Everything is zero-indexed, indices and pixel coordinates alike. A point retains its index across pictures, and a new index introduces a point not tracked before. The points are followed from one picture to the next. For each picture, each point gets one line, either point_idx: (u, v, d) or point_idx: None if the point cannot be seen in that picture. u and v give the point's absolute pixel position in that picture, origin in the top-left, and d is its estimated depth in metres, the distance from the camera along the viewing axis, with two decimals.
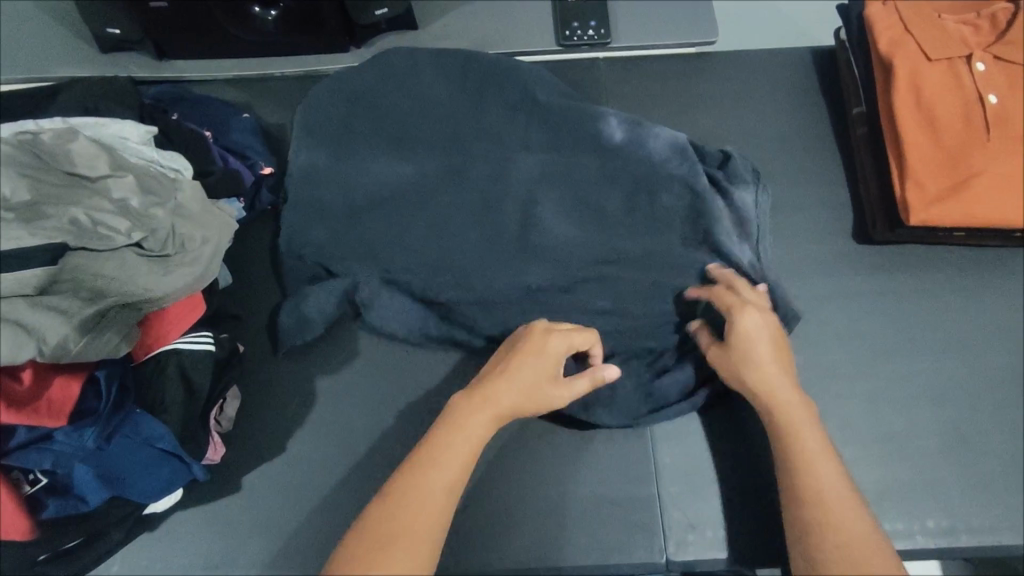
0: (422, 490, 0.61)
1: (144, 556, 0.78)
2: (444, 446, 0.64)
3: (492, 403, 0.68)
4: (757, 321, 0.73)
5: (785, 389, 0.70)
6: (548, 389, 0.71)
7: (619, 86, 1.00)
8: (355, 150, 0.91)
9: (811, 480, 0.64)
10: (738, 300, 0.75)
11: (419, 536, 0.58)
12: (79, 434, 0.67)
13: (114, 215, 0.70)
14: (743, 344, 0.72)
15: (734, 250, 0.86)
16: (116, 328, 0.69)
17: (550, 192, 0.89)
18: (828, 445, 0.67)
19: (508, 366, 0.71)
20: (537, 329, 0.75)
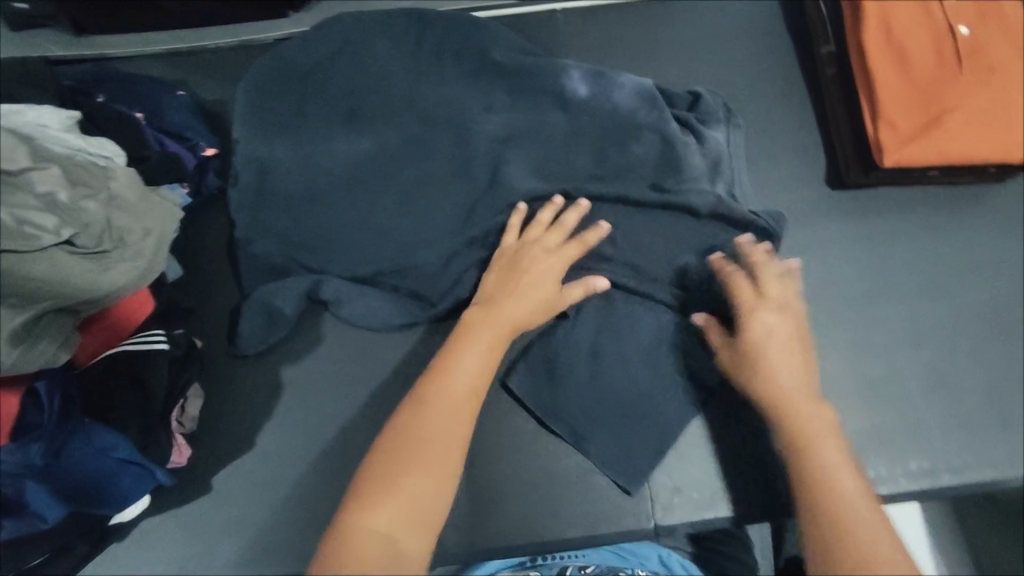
0: (447, 401, 0.64)
1: (116, 567, 0.74)
2: (456, 357, 0.67)
3: (497, 318, 0.70)
4: (765, 326, 0.69)
5: (802, 395, 0.66)
6: (547, 298, 0.73)
7: (578, 37, 0.95)
8: (303, 122, 0.86)
9: (831, 495, 0.59)
10: (752, 300, 0.71)
11: (444, 443, 0.61)
12: (23, 451, 0.61)
13: (41, 212, 0.64)
14: (756, 347, 0.68)
15: (705, 186, 0.82)
16: (51, 336, 0.64)
17: (515, 153, 0.84)
18: (845, 456, 0.63)
19: (513, 282, 0.73)
20: (534, 246, 0.76)
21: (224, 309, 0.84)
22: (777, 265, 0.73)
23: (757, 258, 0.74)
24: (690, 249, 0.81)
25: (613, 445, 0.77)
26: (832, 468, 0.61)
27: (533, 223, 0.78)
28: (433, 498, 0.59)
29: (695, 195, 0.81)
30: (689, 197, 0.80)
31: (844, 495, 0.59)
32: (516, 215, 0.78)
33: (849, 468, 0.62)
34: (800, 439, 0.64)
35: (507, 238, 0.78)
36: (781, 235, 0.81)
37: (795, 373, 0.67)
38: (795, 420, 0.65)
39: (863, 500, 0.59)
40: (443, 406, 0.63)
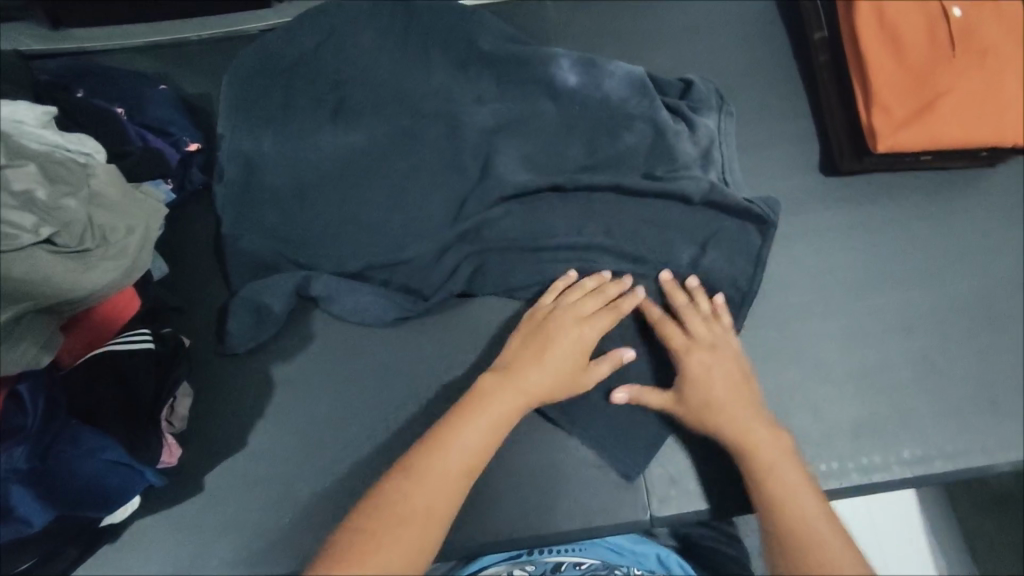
0: (439, 477, 0.60)
1: (108, 569, 0.73)
2: (465, 431, 0.63)
3: (518, 390, 0.67)
4: (705, 361, 0.71)
5: (756, 422, 0.68)
6: (575, 372, 0.70)
7: (568, 26, 0.93)
8: (288, 116, 0.84)
9: (794, 523, 0.60)
10: (683, 341, 0.73)
11: (430, 520, 0.58)
12: (8, 455, 0.61)
13: (19, 210, 0.63)
14: (699, 384, 0.70)
15: (698, 174, 0.81)
16: (31, 336, 0.63)
17: (505, 143, 0.83)
18: (805, 480, 0.64)
19: (541, 354, 0.70)
20: (569, 314, 0.72)
21: (213, 307, 0.82)
22: (706, 298, 0.76)
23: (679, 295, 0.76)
24: (687, 236, 0.80)
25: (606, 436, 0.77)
26: (791, 497, 0.63)
27: (574, 288, 0.75)
28: (407, 559, 0.55)
29: (690, 181, 0.80)
30: (682, 184, 0.80)
31: (811, 517, 0.61)
32: (563, 279, 0.76)
33: (809, 491, 0.63)
34: (760, 465, 0.65)
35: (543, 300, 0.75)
36: (775, 222, 0.81)
37: (740, 402, 0.69)
38: (750, 447, 0.67)
39: (827, 526, 0.60)
40: (437, 480, 0.60)
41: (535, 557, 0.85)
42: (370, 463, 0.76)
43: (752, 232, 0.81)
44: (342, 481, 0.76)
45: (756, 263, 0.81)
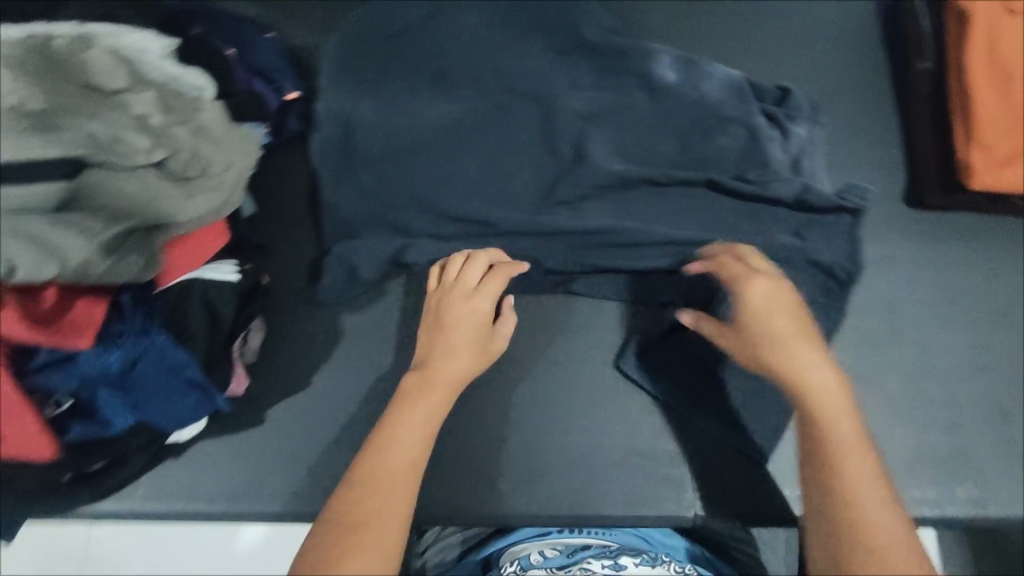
0: (386, 479, 0.63)
1: (169, 482, 0.77)
2: (401, 428, 0.67)
3: (441, 380, 0.71)
4: (766, 290, 0.69)
5: (808, 352, 0.64)
6: (485, 344, 0.75)
7: (669, 25, 0.94)
8: (391, 82, 0.88)
9: (842, 470, 0.59)
10: (745, 272, 0.71)
11: (388, 523, 0.61)
12: (105, 355, 0.65)
13: (135, 132, 0.67)
14: (758, 316, 0.67)
15: (791, 179, 0.84)
16: (141, 250, 0.65)
17: (600, 131, 0.87)
18: (858, 426, 0.61)
19: (455, 344, 0.73)
20: (456, 293, 0.75)
21: (294, 250, 0.85)
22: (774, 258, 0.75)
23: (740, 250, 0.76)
24: (779, 230, 0.85)
25: (662, 425, 0.81)
26: (842, 440, 0.60)
27: (448, 267, 0.78)
28: (384, 553, 0.59)
29: (781, 184, 0.84)
30: (775, 187, 0.84)
31: (853, 466, 0.59)
32: (458, 257, 0.78)
33: (859, 439, 0.60)
34: (814, 404, 0.62)
35: (431, 289, 0.77)
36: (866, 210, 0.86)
37: (806, 338, 0.66)
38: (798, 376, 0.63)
39: (872, 477, 0.58)
40: (382, 483, 0.63)
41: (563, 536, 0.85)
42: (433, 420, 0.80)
43: (846, 219, 0.85)
44: None
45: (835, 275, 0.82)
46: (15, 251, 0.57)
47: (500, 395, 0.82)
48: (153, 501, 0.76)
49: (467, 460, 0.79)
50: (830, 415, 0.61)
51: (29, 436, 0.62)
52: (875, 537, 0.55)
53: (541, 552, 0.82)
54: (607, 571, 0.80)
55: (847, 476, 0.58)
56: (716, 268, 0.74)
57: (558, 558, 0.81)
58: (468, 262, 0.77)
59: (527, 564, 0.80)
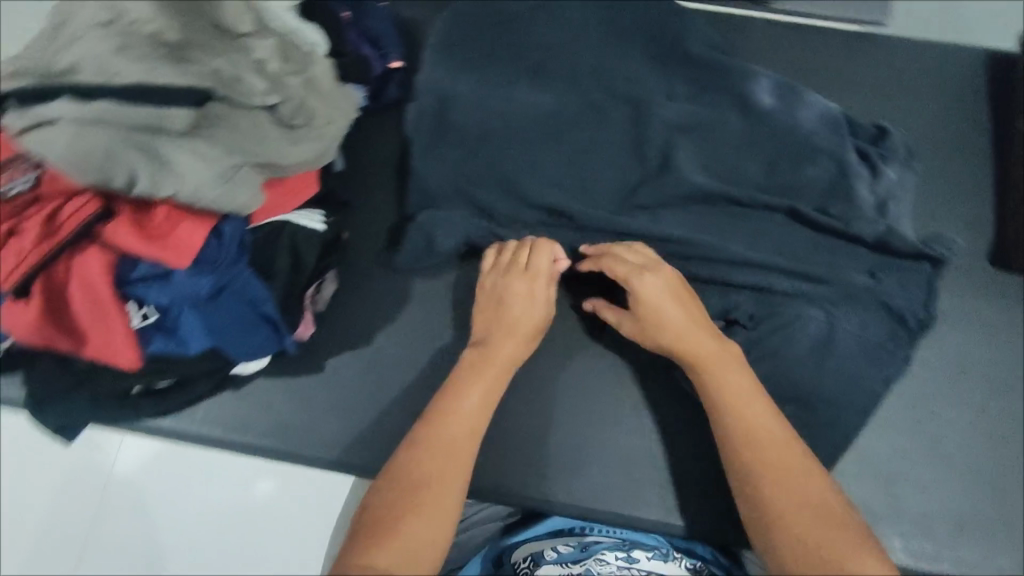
0: (444, 447, 0.67)
1: (227, 411, 0.81)
2: (459, 400, 0.71)
3: (499, 359, 0.74)
4: (655, 287, 0.75)
5: (707, 347, 0.72)
6: (534, 327, 0.77)
7: (772, 50, 0.94)
8: (492, 66, 0.90)
9: (762, 456, 0.65)
10: (633, 268, 0.76)
11: (450, 487, 0.65)
12: (196, 279, 0.68)
13: (254, 75, 0.70)
14: (654, 311, 0.74)
15: (873, 220, 0.84)
16: (248, 181, 0.67)
17: (687, 144, 0.87)
18: (766, 407, 0.68)
19: (517, 327, 0.76)
20: (521, 277, 0.77)
21: (376, 211, 0.88)
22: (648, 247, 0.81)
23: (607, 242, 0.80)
24: (855, 268, 0.84)
25: (707, 442, 0.80)
26: (755, 428, 0.66)
27: (503, 249, 0.81)
28: (442, 515, 0.63)
29: (865, 224, 0.83)
30: (857, 224, 0.83)
31: (767, 448, 0.65)
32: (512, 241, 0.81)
33: (770, 423, 0.67)
34: (720, 397, 0.69)
35: (489, 267, 0.80)
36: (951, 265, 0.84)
37: (696, 327, 0.73)
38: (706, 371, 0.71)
39: (794, 461, 0.64)
40: (441, 447, 0.67)
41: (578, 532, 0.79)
42: None
43: (925, 272, 0.84)
44: None
45: (906, 321, 0.82)
46: (139, 166, 0.62)
47: (553, 383, 0.83)
48: (210, 426, 0.80)
49: (512, 441, 0.81)
50: (731, 390, 0.69)
51: (106, 347, 0.65)
52: (789, 511, 0.61)
53: (554, 549, 0.77)
54: (621, 564, 0.75)
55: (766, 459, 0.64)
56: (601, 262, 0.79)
57: (571, 553, 0.76)
58: (524, 246, 0.80)
59: (540, 561, 0.76)
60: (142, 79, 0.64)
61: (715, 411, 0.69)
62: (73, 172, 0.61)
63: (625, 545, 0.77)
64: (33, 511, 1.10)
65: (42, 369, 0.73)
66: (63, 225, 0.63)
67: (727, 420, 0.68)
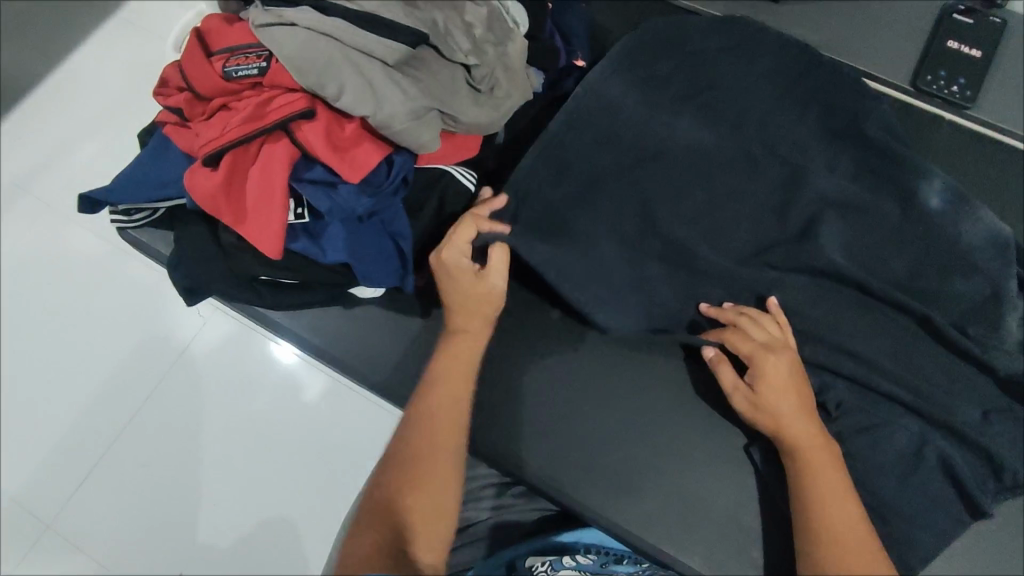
0: (429, 432, 0.71)
1: (330, 324, 0.87)
2: (441, 386, 0.73)
3: (462, 337, 0.77)
4: (779, 370, 0.74)
5: (809, 438, 0.72)
6: (481, 292, 0.76)
7: (949, 159, 0.93)
8: (668, 89, 0.92)
9: (844, 561, 0.66)
10: (755, 346, 0.76)
11: (436, 465, 0.70)
12: (357, 198, 0.73)
13: (462, 35, 0.75)
14: (771, 392, 0.73)
15: (1017, 358, 0.78)
16: (432, 127, 0.73)
17: (838, 219, 0.85)
18: (853, 509, 0.69)
19: (465, 319, 0.77)
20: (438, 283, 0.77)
21: None
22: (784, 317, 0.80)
23: (731, 307, 0.80)
24: (971, 400, 0.80)
25: (767, 513, 0.78)
26: (838, 533, 0.67)
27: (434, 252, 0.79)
28: (439, 499, 0.69)
29: (1004, 356, 0.79)
30: (992, 353, 0.79)
31: (848, 557, 0.66)
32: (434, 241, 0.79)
33: (858, 527, 0.68)
34: (810, 495, 0.70)
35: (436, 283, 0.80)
36: None
37: (802, 417, 0.73)
38: (801, 465, 0.71)
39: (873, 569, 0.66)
40: (424, 422, 0.72)
41: (589, 540, 0.83)
42: (563, 392, 0.84)
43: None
44: (530, 389, 0.84)
45: (1017, 470, 0.76)
46: (348, 83, 0.68)
47: (630, 405, 0.83)
48: (312, 332, 0.87)
49: (575, 445, 0.81)
50: (823, 500, 0.69)
51: (263, 231, 0.71)
52: None
53: (571, 557, 0.81)
54: None
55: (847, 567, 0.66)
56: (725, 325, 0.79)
57: (589, 565, 0.82)
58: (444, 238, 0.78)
59: (558, 566, 0.81)
60: (373, 10, 0.70)
61: (803, 507, 0.70)
62: (295, 71, 0.68)
63: (638, 568, 0.84)
64: (115, 354, 1.21)
65: (192, 235, 0.81)
66: (267, 116, 0.70)
67: (814, 533, 0.68)
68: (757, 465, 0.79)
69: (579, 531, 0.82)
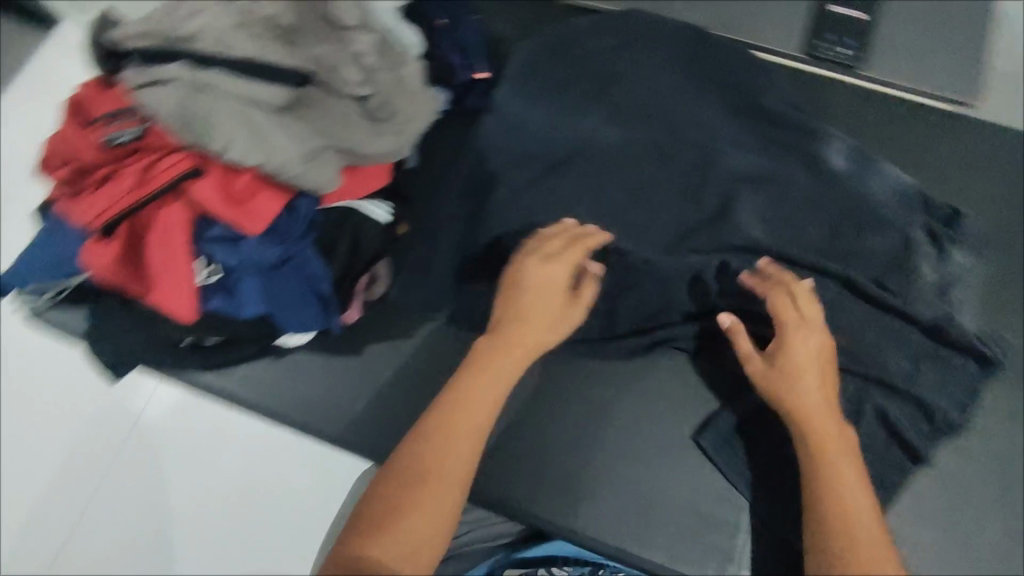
0: (437, 460, 0.64)
1: (267, 376, 0.87)
2: (459, 408, 0.67)
3: (511, 350, 0.71)
4: (813, 347, 0.71)
5: (832, 422, 0.69)
6: (565, 316, 0.73)
7: (851, 117, 0.95)
8: (571, 89, 0.92)
9: (861, 547, 0.62)
10: (794, 319, 0.73)
11: (435, 498, 0.63)
12: (264, 248, 0.71)
13: (350, 67, 0.73)
14: (791, 375, 0.70)
15: (932, 303, 0.82)
16: (329, 165, 0.71)
17: (754, 195, 0.87)
18: (869, 501, 0.66)
19: (535, 319, 0.72)
20: (534, 256, 0.74)
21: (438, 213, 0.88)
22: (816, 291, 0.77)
23: (789, 274, 0.77)
24: (901, 352, 0.81)
25: (724, 494, 0.79)
26: (857, 520, 0.64)
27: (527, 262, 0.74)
28: (429, 537, 0.62)
29: (922, 304, 0.82)
30: (911, 302, 0.81)
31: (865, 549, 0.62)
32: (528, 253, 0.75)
33: (873, 518, 0.64)
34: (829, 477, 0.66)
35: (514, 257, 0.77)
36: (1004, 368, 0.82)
37: (826, 415, 0.69)
38: (824, 445, 0.68)
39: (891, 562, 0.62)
40: (433, 448, 0.65)
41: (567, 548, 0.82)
42: (509, 407, 0.84)
43: (973, 370, 0.81)
44: None
45: (947, 412, 0.79)
46: (236, 136, 0.66)
47: (577, 409, 0.84)
48: (248, 389, 0.87)
49: (529, 459, 0.82)
50: (841, 485, 0.66)
51: (168, 297, 0.68)
52: None
53: (549, 570, 0.80)
54: None
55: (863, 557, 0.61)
56: (772, 290, 0.76)
57: None
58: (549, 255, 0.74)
59: None
60: (251, 56, 0.69)
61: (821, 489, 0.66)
62: (178, 128, 0.66)
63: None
64: None
65: (102, 311, 0.78)
66: (155, 180, 0.67)
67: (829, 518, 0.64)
68: (710, 453, 0.80)
69: (556, 541, 0.82)
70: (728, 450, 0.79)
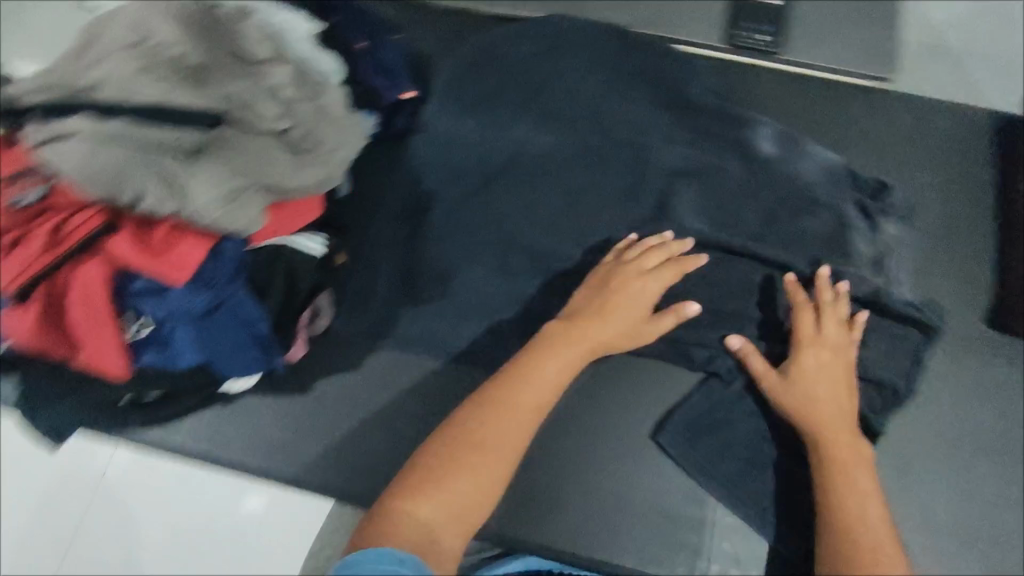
0: (499, 425, 0.64)
1: (218, 425, 0.85)
2: (523, 382, 0.67)
3: (580, 343, 0.72)
4: (825, 360, 0.76)
5: (846, 428, 0.72)
6: (639, 332, 0.76)
7: (777, 101, 0.96)
8: (499, 99, 0.91)
9: (861, 531, 0.64)
10: (811, 336, 0.77)
11: (485, 466, 0.62)
12: (191, 297, 0.69)
13: (266, 101, 0.71)
14: (803, 386, 0.75)
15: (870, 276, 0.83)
16: (253, 204, 0.69)
17: (689, 188, 0.87)
18: (879, 501, 0.67)
19: (614, 333, 0.75)
20: (631, 266, 0.79)
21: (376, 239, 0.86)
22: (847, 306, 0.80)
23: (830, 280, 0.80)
24: None
25: (686, 490, 0.80)
26: (859, 510, 0.66)
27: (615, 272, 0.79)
28: (473, 504, 0.60)
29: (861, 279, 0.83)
30: (851, 278, 0.83)
31: (863, 535, 0.64)
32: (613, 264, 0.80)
33: (878, 513, 0.66)
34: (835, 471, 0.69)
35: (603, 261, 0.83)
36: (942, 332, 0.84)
37: (841, 418, 0.73)
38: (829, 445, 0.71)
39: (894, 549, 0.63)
40: (496, 415, 0.65)
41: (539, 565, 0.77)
42: None
43: (915, 337, 0.82)
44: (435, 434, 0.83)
45: (893, 383, 0.81)
46: (149, 184, 0.64)
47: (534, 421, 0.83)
48: (199, 441, 0.85)
49: None
50: (847, 481, 0.68)
51: (99, 356, 0.67)
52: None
53: None
54: None
55: (861, 544, 0.63)
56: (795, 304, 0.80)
57: None
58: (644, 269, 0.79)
59: None
60: (158, 101, 0.67)
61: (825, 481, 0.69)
62: (87, 183, 0.63)
63: None
64: None
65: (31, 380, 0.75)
66: (66, 239, 0.64)
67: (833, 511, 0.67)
68: (669, 450, 0.80)
69: (527, 558, 0.77)
70: (686, 447, 0.80)
